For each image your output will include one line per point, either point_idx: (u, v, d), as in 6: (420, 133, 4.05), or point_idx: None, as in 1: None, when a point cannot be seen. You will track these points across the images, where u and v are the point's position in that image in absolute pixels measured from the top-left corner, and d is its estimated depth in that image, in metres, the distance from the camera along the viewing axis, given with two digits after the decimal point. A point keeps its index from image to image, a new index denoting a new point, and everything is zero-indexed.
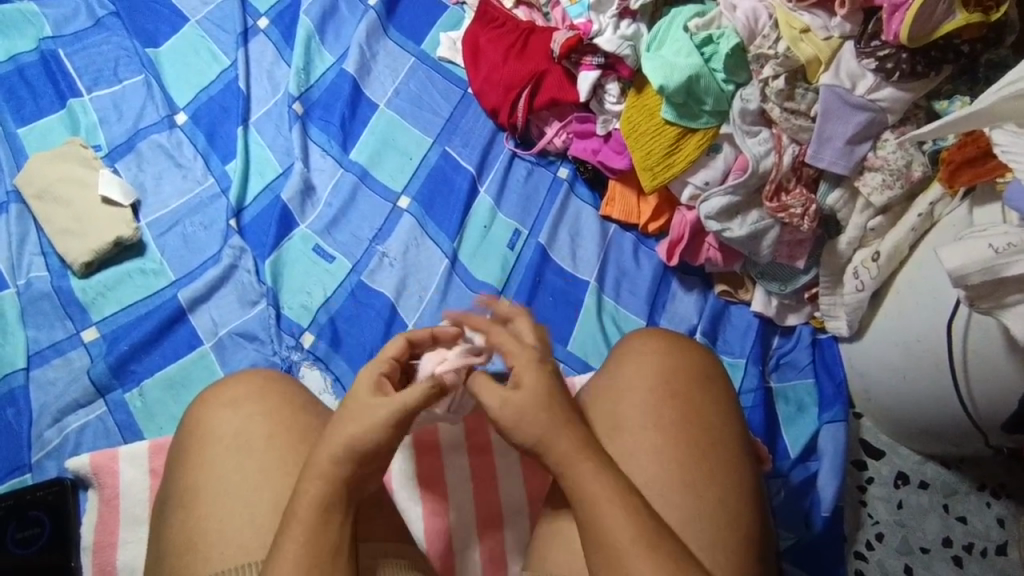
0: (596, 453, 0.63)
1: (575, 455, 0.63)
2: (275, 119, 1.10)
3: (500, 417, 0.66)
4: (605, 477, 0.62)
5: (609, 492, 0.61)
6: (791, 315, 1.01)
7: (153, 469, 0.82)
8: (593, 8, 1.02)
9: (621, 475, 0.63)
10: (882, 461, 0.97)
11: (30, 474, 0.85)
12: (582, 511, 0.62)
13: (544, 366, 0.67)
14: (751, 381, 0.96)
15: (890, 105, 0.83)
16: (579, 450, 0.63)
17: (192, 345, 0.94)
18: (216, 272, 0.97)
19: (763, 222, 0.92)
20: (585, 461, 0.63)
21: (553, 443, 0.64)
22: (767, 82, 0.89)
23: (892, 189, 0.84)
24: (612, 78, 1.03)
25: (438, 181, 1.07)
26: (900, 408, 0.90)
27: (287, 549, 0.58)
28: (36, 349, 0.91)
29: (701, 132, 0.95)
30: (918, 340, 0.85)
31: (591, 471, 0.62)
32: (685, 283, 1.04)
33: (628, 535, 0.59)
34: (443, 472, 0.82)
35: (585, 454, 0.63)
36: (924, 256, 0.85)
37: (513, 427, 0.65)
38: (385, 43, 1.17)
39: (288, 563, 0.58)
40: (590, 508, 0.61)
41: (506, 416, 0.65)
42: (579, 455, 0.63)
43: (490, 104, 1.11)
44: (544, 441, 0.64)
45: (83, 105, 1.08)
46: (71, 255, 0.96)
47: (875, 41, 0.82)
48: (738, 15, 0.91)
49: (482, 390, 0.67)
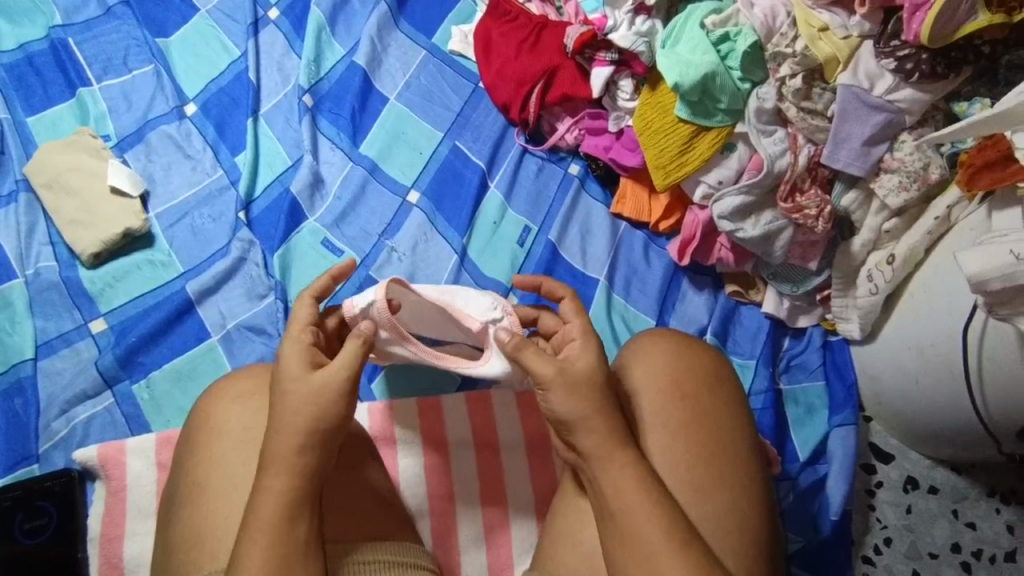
0: (623, 450, 0.64)
1: (600, 448, 0.63)
2: (285, 112, 1.10)
3: (552, 388, 0.65)
4: (636, 472, 0.62)
5: (635, 487, 0.62)
6: (802, 317, 1.00)
7: (160, 462, 0.82)
8: (609, 2, 0.97)
9: (646, 472, 0.63)
10: (891, 465, 0.96)
11: (37, 465, 0.85)
12: (607, 505, 0.62)
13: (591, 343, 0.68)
14: (761, 382, 0.95)
15: (908, 106, 0.81)
16: (609, 443, 0.63)
17: (200, 338, 0.94)
18: (225, 265, 0.97)
19: (777, 222, 0.90)
20: (615, 452, 0.63)
21: (599, 430, 0.64)
22: (784, 81, 0.85)
23: (908, 192, 0.83)
24: (626, 74, 0.99)
25: (448, 177, 1.07)
26: (911, 412, 0.90)
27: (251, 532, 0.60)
28: (44, 340, 0.91)
29: (715, 130, 0.91)
30: (932, 345, 0.84)
31: (614, 470, 0.63)
32: (696, 282, 1.04)
33: (653, 529, 0.60)
34: (451, 469, 0.85)
35: (616, 446, 0.63)
36: (940, 261, 0.83)
37: (553, 404, 0.65)
38: (395, 36, 1.17)
39: (257, 558, 0.59)
40: (614, 503, 0.62)
41: (560, 386, 0.65)
42: (612, 445, 0.63)
43: (502, 99, 1.10)
44: (587, 421, 0.64)
45: (93, 94, 1.08)
46: (80, 244, 0.95)
47: (895, 41, 0.79)
48: (755, 13, 0.87)
49: (551, 356, 0.66)
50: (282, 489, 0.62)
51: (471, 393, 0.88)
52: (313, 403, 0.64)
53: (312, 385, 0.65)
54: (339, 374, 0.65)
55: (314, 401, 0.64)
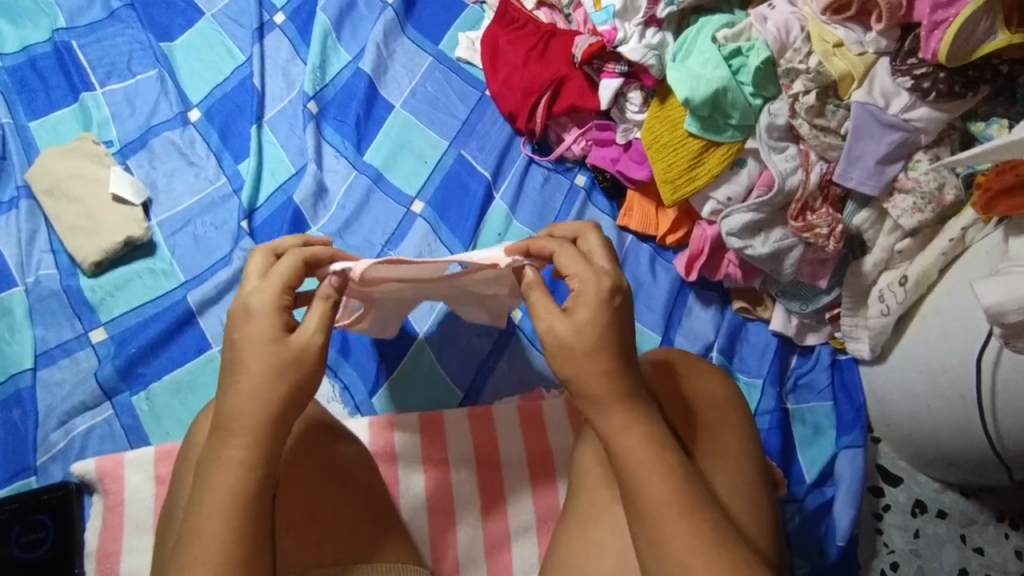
0: None
1: None
2: (289, 118, 1.09)
3: None
4: None
5: (656, 475, 0.58)
6: (811, 335, 0.98)
7: (159, 476, 0.82)
8: (618, 15, 0.94)
9: None
10: (899, 488, 0.94)
11: (35, 477, 0.84)
12: None
13: (593, 282, 0.63)
14: (768, 402, 0.94)
15: (925, 125, 0.79)
16: (624, 424, 0.60)
17: (200, 349, 0.93)
18: (228, 274, 0.96)
19: (787, 240, 0.88)
20: None
21: None
22: (797, 97, 0.83)
23: (923, 213, 0.81)
24: (635, 86, 0.97)
25: (453, 187, 1.06)
26: (920, 435, 0.88)
27: (216, 522, 0.57)
28: (44, 349, 0.90)
29: (725, 146, 0.89)
30: (944, 370, 0.82)
31: None
32: (703, 297, 1.02)
33: None
34: (451, 486, 0.86)
35: (629, 430, 0.59)
36: (953, 284, 0.82)
37: None
38: (402, 42, 1.16)
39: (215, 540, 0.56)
40: None
41: None
42: None
43: (509, 108, 1.08)
44: None
45: (96, 99, 1.07)
46: (81, 253, 0.94)
47: (912, 59, 0.77)
48: (769, 27, 0.84)
49: None
50: (243, 460, 0.59)
51: (473, 409, 0.89)
52: (288, 369, 0.61)
53: (287, 354, 0.62)
54: (316, 338, 0.63)
55: (280, 372, 0.61)
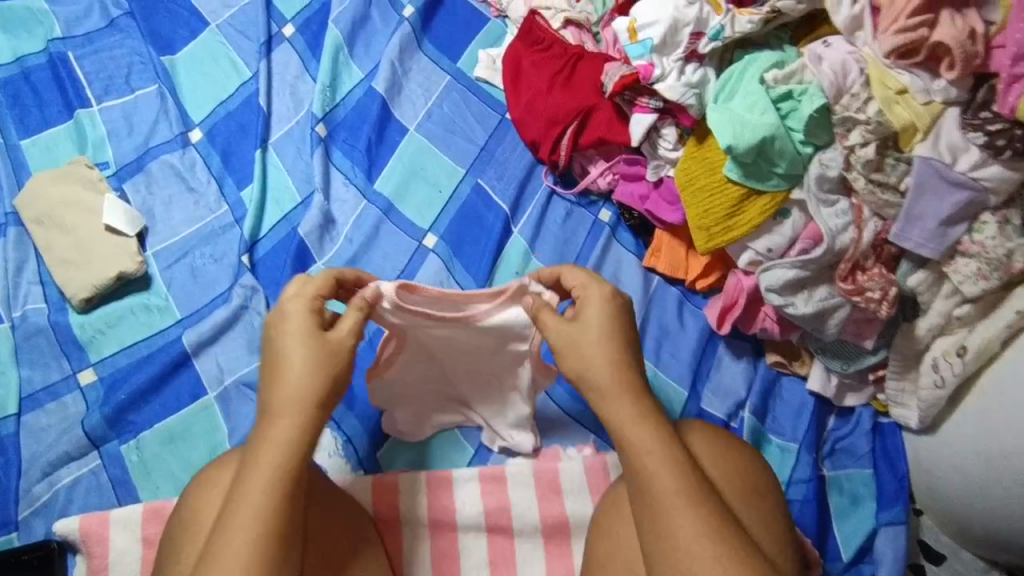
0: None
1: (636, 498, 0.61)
2: (296, 141, 1.02)
3: None
4: None
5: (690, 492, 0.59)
6: (851, 395, 0.92)
7: (147, 537, 0.77)
8: (655, 49, 0.82)
9: None
10: (942, 566, 0.87)
11: (16, 534, 0.79)
12: None
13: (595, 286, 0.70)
14: (804, 470, 0.87)
15: (994, 185, 0.70)
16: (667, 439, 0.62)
17: (195, 395, 0.87)
18: (225, 314, 0.90)
19: (832, 300, 0.80)
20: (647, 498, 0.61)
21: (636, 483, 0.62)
22: (853, 149, 0.76)
23: (987, 281, 0.73)
24: (670, 122, 0.89)
25: (470, 220, 0.99)
26: (970, 513, 0.82)
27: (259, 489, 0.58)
28: (29, 392, 0.85)
29: (768, 195, 0.82)
30: (1005, 455, 0.75)
31: None
32: (734, 348, 0.95)
33: None
34: (459, 552, 0.82)
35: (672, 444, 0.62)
36: (1017, 356, 0.74)
37: None
38: (418, 58, 1.09)
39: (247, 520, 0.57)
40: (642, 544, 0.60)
41: None
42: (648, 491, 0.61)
43: (530, 136, 1.01)
44: None
45: (92, 116, 1.00)
46: (71, 288, 0.88)
47: (985, 112, 0.69)
48: (823, 69, 0.76)
49: None
50: (289, 441, 0.60)
51: (484, 471, 0.85)
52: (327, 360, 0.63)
53: (324, 350, 0.64)
54: (349, 339, 0.65)
55: (329, 370, 0.63)
